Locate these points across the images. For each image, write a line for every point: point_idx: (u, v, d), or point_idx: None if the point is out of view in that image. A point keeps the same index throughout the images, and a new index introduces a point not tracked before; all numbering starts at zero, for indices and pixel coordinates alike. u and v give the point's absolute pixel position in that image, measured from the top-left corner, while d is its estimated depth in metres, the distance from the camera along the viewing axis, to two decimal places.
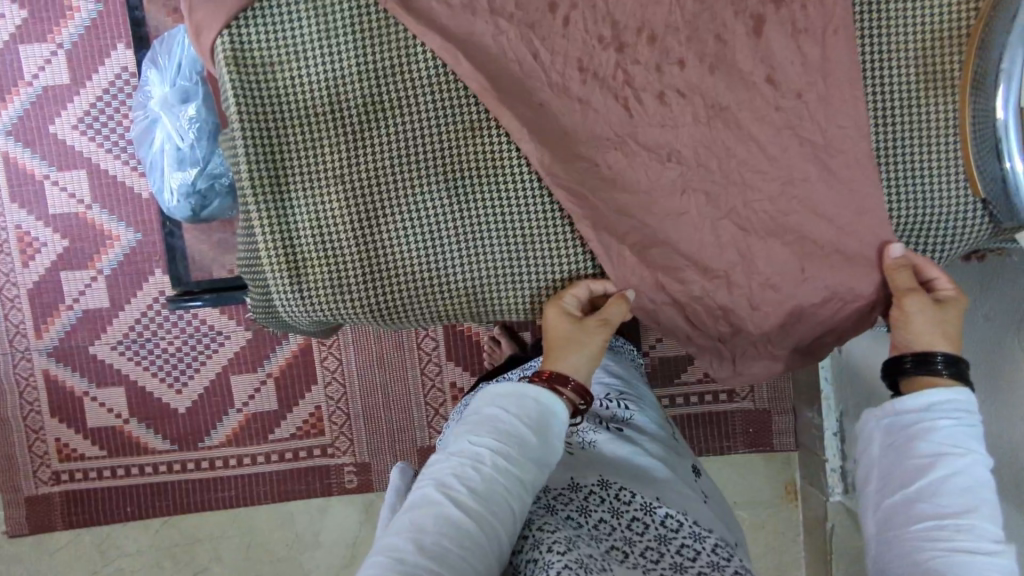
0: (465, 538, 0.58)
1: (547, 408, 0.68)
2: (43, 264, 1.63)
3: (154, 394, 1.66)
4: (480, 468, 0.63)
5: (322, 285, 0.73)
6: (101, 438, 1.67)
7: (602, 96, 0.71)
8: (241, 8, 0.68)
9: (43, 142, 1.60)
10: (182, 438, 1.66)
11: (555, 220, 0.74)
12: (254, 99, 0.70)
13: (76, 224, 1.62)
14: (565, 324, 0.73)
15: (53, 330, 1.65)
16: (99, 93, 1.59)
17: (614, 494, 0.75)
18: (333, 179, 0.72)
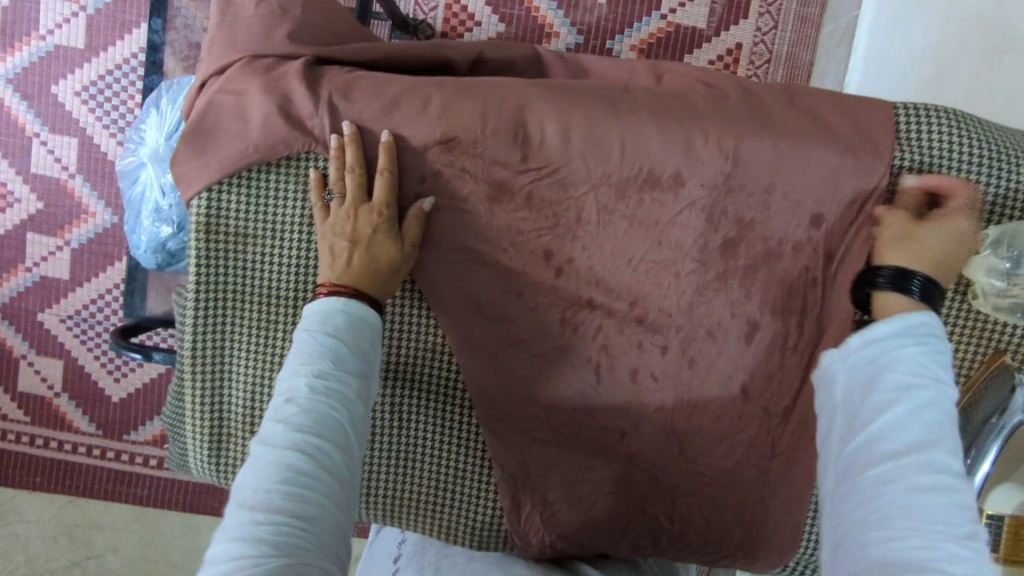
0: (293, 475, 0.49)
1: (359, 317, 0.59)
2: (12, 220, 1.58)
3: (91, 376, 1.64)
4: (296, 400, 0.53)
5: (241, 463, 0.70)
6: (28, 403, 1.65)
7: (576, 355, 0.68)
8: (225, 177, 0.64)
9: (42, 99, 1.54)
10: (108, 425, 1.65)
11: (486, 468, 0.70)
12: (215, 268, 0.66)
13: (54, 189, 1.57)
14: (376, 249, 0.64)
15: (7, 286, 1.61)
16: (110, 67, 1.52)
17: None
18: (279, 367, 0.68)
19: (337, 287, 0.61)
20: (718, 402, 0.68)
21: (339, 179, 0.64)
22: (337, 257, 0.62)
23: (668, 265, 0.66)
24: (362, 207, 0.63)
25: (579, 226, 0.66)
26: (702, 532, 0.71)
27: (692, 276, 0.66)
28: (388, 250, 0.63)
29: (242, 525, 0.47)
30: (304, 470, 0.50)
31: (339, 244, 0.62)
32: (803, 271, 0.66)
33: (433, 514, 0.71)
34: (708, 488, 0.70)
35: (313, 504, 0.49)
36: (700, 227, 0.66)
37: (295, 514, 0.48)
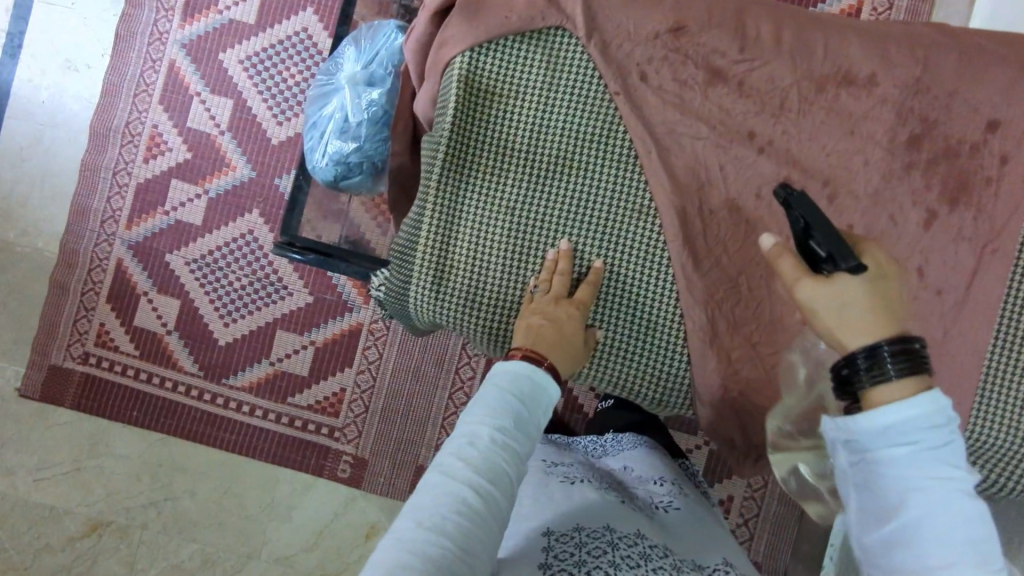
0: (468, 515, 0.51)
1: (540, 385, 0.63)
2: (160, 167, 1.51)
3: (204, 316, 1.50)
4: (478, 443, 0.55)
5: (456, 296, 0.77)
6: (140, 338, 1.50)
7: (769, 226, 0.76)
8: (489, 40, 0.77)
9: (208, 64, 1.51)
10: (210, 367, 1.49)
11: (677, 321, 0.77)
12: (466, 117, 0.77)
13: (204, 143, 1.51)
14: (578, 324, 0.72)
15: (145, 227, 1.51)
16: (272, 43, 1.51)
17: (676, 558, 0.70)
18: (505, 209, 0.77)
19: (532, 352, 0.66)
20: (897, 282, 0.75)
21: (545, 281, 0.75)
22: (538, 330, 0.69)
23: (857, 153, 0.76)
24: (564, 301, 0.73)
25: (782, 113, 0.76)
26: None
27: (880, 165, 0.75)
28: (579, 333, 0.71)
29: (419, 541, 0.48)
30: (478, 511, 0.52)
31: (537, 322, 0.70)
32: (982, 168, 0.75)
33: (624, 358, 0.78)
34: None
35: (474, 546, 0.50)
36: (891, 122, 0.75)
37: (461, 551, 0.49)
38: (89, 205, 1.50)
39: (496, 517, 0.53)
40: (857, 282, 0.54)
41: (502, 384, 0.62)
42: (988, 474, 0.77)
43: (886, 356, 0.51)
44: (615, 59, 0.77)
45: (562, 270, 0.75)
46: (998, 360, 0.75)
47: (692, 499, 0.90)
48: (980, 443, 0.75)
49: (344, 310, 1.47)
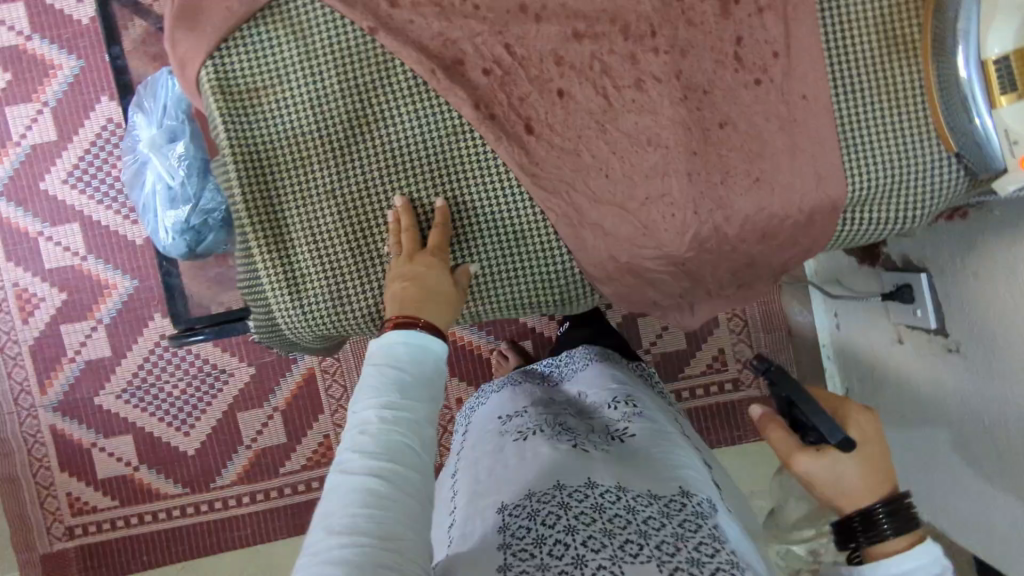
0: (376, 503, 0.53)
1: (419, 345, 0.62)
2: (43, 320, 1.42)
3: (162, 437, 1.43)
4: (368, 429, 0.56)
5: (322, 300, 0.73)
6: (112, 487, 1.43)
7: (582, 87, 0.73)
8: (223, 38, 0.71)
9: (36, 199, 1.40)
10: (194, 479, 1.43)
11: (542, 219, 0.74)
12: (241, 125, 0.72)
13: (73, 275, 1.41)
14: (442, 273, 0.69)
15: (58, 384, 1.42)
16: (87, 148, 1.40)
17: (631, 496, 0.69)
18: (325, 195, 0.72)
19: (407, 317, 0.64)
20: (724, 80, 0.73)
21: (396, 243, 0.71)
22: (403, 294, 0.66)
23: None
24: (419, 254, 0.70)
25: None
26: (761, 204, 0.73)
27: None
28: (447, 282, 0.69)
29: (334, 547, 0.50)
30: (385, 496, 0.54)
31: (402, 285, 0.67)
32: None
33: (510, 278, 0.76)
34: (746, 161, 0.73)
35: (394, 528, 0.53)
36: None
37: (379, 539, 0.51)
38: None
39: (408, 494, 0.55)
40: (848, 464, 0.65)
41: (378, 358, 0.62)
42: (884, 215, 0.77)
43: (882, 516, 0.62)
44: None
45: (407, 226, 0.71)
46: (843, 104, 0.73)
47: (653, 412, 0.89)
48: (864, 188, 0.75)
49: (291, 363, 1.44)
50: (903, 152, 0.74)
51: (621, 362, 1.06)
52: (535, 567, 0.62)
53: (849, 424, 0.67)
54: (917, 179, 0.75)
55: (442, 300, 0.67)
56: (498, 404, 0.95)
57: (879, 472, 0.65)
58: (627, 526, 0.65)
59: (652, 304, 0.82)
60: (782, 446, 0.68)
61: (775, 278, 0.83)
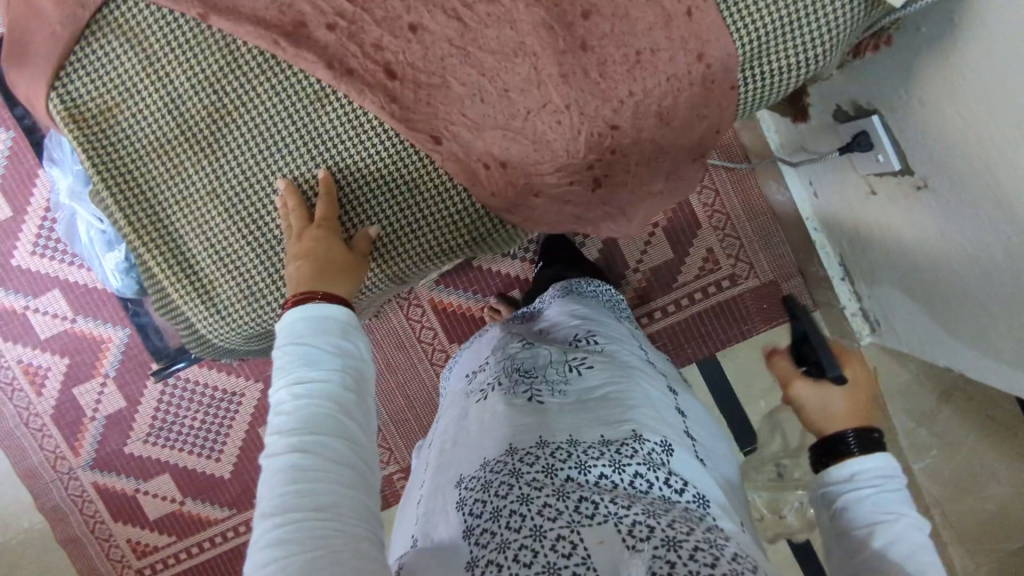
0: (302, 476, 0.51)
1: (321, 316, 0.61)
2: (55, 388, 1.45)
3: (199, 468, 1.47)
4: (283, 410, 0.55)
5: (236, 301, 0.72)
6: (166, 525, 1.48)
7: (432, 14, 0.68)
8: (58, 65, 0.68)
9: (11, 276, 1.42)
10: (239, 499, 1.47)
11: (432, 164, 0.72)
12: (104, 148, 0.70)
13: (68, 339, 1.43)
14: (336, 245, 0.68)
15: (88, 443, 1.46)
16: (43, 214, 1.41)
17: (583, 449, 0.61)
18: (207, 197, 0.71)
19: (303, 294, 0.62)
20: None
21: (287, 226, 0.70)
22: (300, 276, 0.65)
23: None
24: (310, 230, 0.68)
25: None
26: (647, 87, 0.69)
27: None
28: (343, 252, 0.68)
29: (267, 530, 0.49)
30: (311, 468, 0.52)
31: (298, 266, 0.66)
32: None
33: (417, 234, 0.74)
34: (622, 46, 0.68)
35: (327, 497, 0.50)
36: None
37: (313, 510, 0.49)
38: (31, 463, 1.45)
39: (337, 461, 0.53)
40: (837, 395, 0.63)
41: (283, 339, 0.60)
42: (785, 59, 0.73)
43: (849, 436, 0.60)
44: None
45: (293, 206, 0.69)
46: None
47: (614, 343, 0.80)
48: (755, 40, 0.71)
49: None
50: None
51: (587, 291, 0.98)
52: (496, 548, 0.53)
53: (846, 363, 0.65)
54: (806, 13, 0.70)
55: (339, 272, 0.66)
56: (466, 363, 0.91)
57: (859, 411, 0.63)
58: (584, 487, 0.57)
59: (575, 219, 0.79)
60: (784, 372, 0.66)
61: (699, 159, 0.79)
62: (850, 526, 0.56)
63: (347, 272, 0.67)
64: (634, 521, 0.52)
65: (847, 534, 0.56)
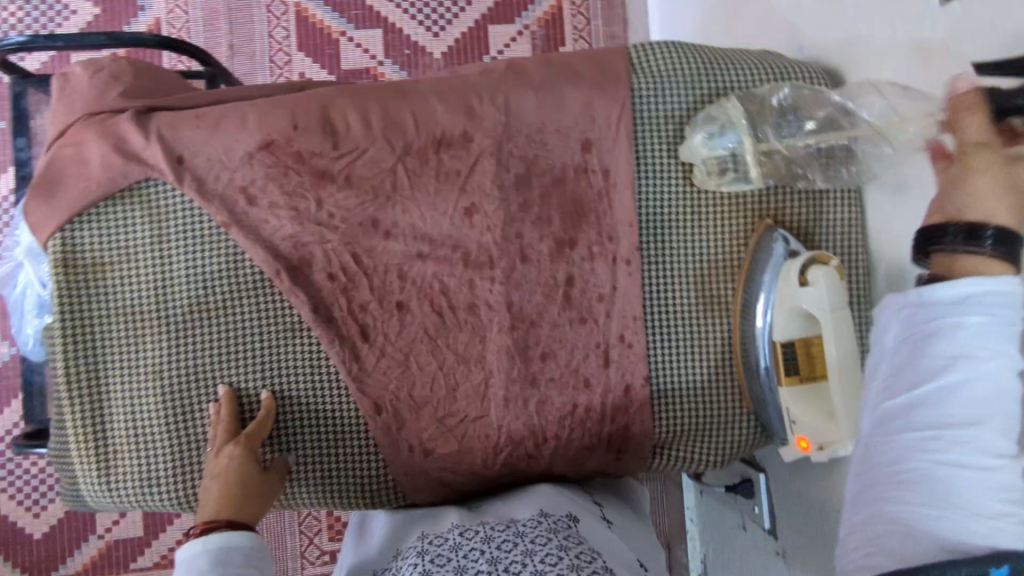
0: None
1: (224, 548, 0.63)
2: None
3: (8, 517, 1.34)
4: None
5: (129, 480, 0.73)
6: None
7: (419, 302, 0.77)
8: (76, 213, 0.74)
9: None
10: (34, 565, 1.34)
11: (365, 424, 0.77)
12: (80, 297, 0.74)
13: None
14: (251, 467, 0.70)
15: None
16: None
17: (487, 527, 0.66)
18: (150, 377, 0.74)
19: (208, 523, 0.64)
20: (552, 314, 0.78)
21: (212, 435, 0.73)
22: (208, 499, 0.67)
23: (475, 209, 0.79)
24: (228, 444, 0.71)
25: (395, 194, 0.78)
26: (572, 436, 0.78)
27: (498, 213, 0.79)
28: (255, 469, 0.70)
29: None
30: None
31: (211, 482, 0.69)
32: (591, 185, 0.80)
33: (327, 475, 0.77)
34: (564, 393, 0.78)
35: None
36: (495, 170, 0.79)
37: None
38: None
39: None
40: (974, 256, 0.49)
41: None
42: (691, 454, 0.81)
43: (988, 234, 0.47)
44: (215, 192, 0.75)
45: (225, 417, 0.73)
46: (658, 352, 0.79)
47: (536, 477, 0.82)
48: (671, 430, 0.80)
49: None
50: (710, 402, 0.80)
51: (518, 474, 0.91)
52: None
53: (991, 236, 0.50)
54: (718, 425, 0.80)
55: (245, 496, 0.68)
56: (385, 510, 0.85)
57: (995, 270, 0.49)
58: (481, 556, 0.60)
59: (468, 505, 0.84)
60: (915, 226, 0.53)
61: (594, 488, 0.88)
62: (897, 381, 0.47)
63: (252, 490, 0.69)
64: None
65: (888, 388, 0.48)
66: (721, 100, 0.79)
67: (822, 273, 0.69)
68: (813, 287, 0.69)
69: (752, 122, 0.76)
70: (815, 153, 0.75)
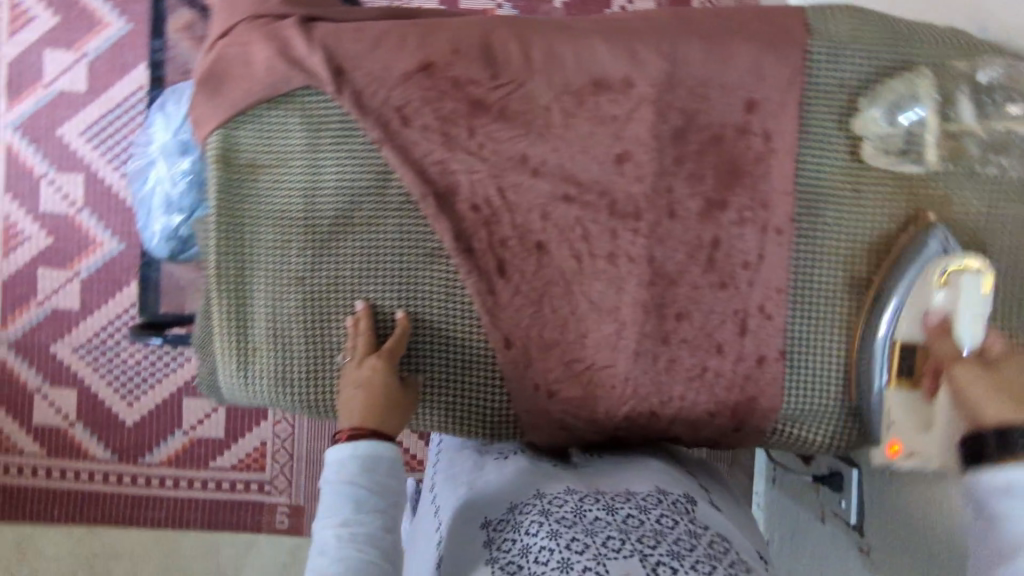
0: None
1: (370, 455, 0.68)
2: (22, 259, 1.39)
3: (105, 401, 1.40)
4: (329, 550, 0.63)
5: (268, 376, 0.76)
6: (43, 435, 1.40)
7: (559, 245, 0.76)
8: (238, 114, 0.75)
9: (48, 141, 1.38)
10: (122, 449, 1.40)
11: (492, 356, 0.77)
12: (235, 197, 0.75)
13: (63, 225, 1.39)
14: (392, 383, 0.72)
15: (21, 322, 1.39)
16: (111, 107, 1.38)
17: (610, 498, 0.65)
18: (294, 283, 0.76)
19: (358, 429, 0.69)
20: (691, 275, 0.76)
21: (351, 346, 0.75)
22: (353, 406, 0.71)
23: (628, 157, 0.76)
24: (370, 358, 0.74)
25: (548, 131, 0.76)
26: (697, 401, 0.77)
27: (651, 164, 0.76)
28: (396, 385, 0.73)
29: None
30: None
31: (354, 391, 0.72)
32: (751, 147, 0.76)
33: (450, 402, 0.78)
34: (693, 356, 0.77)
35: None
36: (654, 119, 0.76)
37: None
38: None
39: None
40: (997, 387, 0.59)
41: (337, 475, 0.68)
42: (813, 437, 0.79)
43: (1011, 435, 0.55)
44: (371, 109, 0.75)
45: (364, 331, 0.75)
46: (801, 323, 0.76)
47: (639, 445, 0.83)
48: (796, 407, 0.77)
49: None
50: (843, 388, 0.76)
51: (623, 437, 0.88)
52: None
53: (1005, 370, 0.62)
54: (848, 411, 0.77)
55: (386, 409, 0.71)
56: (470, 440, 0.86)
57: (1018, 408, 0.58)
58: (614, 530, 0.59)
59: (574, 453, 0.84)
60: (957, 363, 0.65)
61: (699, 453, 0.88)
62: None
63: (392, 406, 0.71)
64: (659, 560, 0.56)
65: None
66: (915, 70, 0.73)
67: (969, 281, 0.68)
68: (948, 291, 0.68)
69: (943, 98, 0.72)
70: (1000, 138, 0.72)
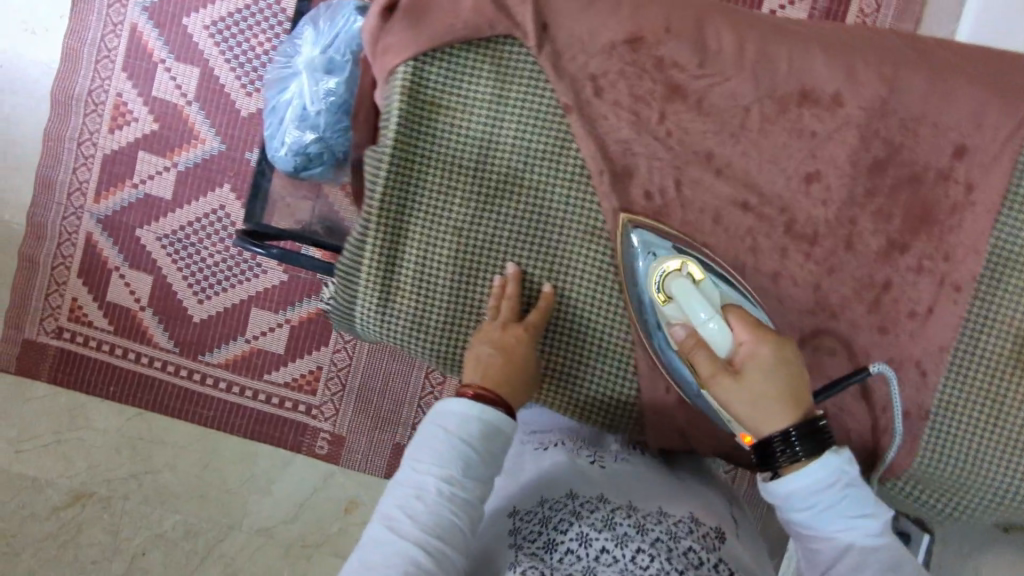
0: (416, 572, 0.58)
1: (494, 425, 0.66)
2: (126, 138, 1.39)
3: (178, 293, 1.40)
4: (424, 498, 0.62)
5: (404, 317, 0.76)
6: (113, 312, 1.41)
7: (726, 252, 0.74)
8: (432, 48, 0.72)
9: (174, 29, 1.38)
10: (183, 343, 1.40)
11: (630, 348, 0.76)
12: (411, 133, 0.74)
13: (171, 114, 1.38)
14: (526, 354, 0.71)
15: (113, 200, 1.40)
16: (240, 8, 1.36)
17: (668, 520, 0.65)
18: (452, 232, 0.75)
19: (480, 391, 0.67)
20: (852, 312, 0.74)
21: (494, 307, 0.74)
22: (485, 368, 0.69)
23: (818, 177, 0.72)
24: (511, 325, 0.72)
25: (742, 133, 0.72)
26: None
27: (841, 190, 0.72)
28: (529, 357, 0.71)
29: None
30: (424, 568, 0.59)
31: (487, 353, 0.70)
32: (949, 194, 0.72)
33: (574, 385, 0.77)
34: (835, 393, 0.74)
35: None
36: (856, 145, 0.72)
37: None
38: (54, 176, 1.39)
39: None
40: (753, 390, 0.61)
41: (451, 426, 0.65)
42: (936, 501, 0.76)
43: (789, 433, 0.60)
44: (567, 72, 0.72)
45: (510, 296, 0.73)
46: (952, 386, 0.73)
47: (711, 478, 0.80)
48: (927, 470, 0.75)
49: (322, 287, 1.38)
50: (983, 461, 0.73)
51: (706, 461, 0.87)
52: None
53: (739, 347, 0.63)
54: (980, 486, 0.74)
55: (516, 379, 0.70)
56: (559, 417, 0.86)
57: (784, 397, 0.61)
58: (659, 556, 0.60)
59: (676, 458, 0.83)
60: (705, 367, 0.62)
61: None
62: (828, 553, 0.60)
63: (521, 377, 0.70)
64: None
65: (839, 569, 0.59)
66: None
67: (677, 283, 0.67)
68: (675, 302, 0.67)
69: None
70: None
